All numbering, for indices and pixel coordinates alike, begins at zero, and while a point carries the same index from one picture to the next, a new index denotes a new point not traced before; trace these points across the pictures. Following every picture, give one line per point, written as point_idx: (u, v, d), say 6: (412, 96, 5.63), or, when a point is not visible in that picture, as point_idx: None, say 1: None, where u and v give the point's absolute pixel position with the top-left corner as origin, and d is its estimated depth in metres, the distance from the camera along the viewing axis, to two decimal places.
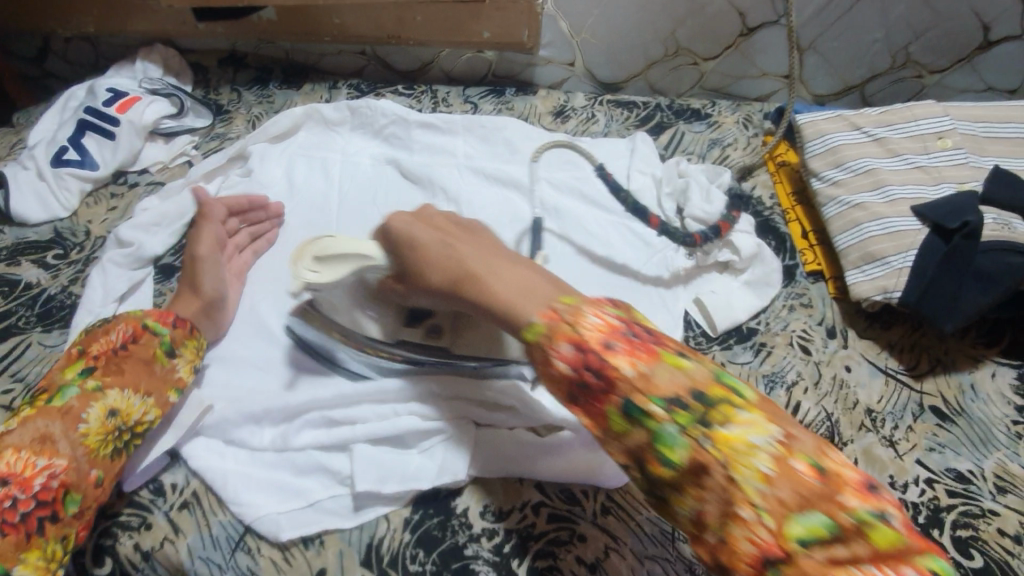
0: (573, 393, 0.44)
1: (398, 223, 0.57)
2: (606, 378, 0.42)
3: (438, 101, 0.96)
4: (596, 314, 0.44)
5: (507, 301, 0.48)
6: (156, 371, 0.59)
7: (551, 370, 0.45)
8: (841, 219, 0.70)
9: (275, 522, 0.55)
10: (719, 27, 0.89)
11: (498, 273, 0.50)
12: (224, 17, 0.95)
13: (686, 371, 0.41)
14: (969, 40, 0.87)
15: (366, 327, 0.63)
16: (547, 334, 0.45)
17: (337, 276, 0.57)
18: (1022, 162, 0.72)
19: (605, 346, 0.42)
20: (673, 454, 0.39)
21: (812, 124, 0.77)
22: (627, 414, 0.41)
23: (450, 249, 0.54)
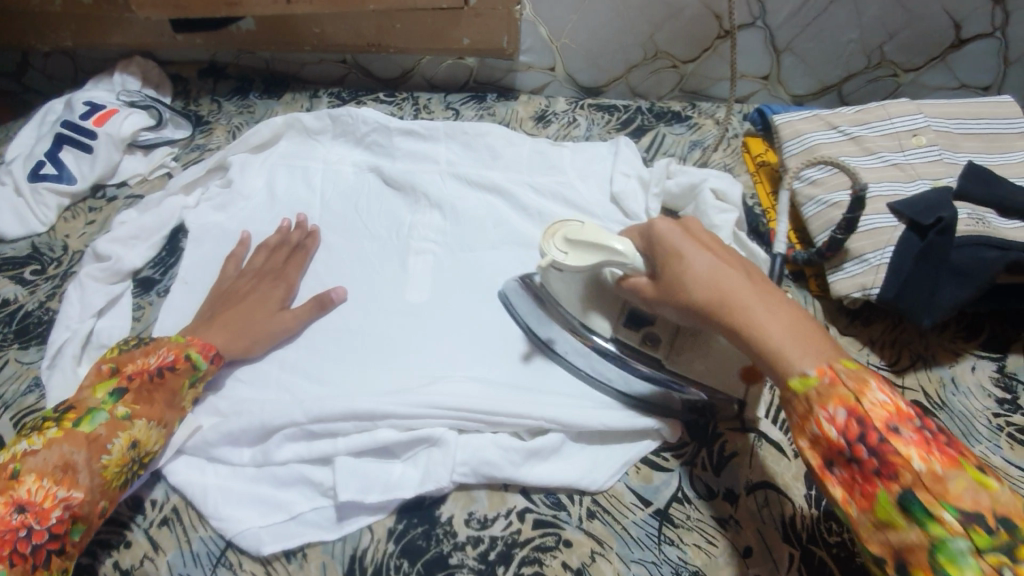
0: (830, 461, 0.42)
1: (662, 228, 0.53)
2: (885, 460, 0.39)
3: (419, 108, 0.96)
4: (883, 392, 0.41)
5: (777, 342, 0.45)
6: (177, 404, 0.58)
7: (810, 429, 0.43)
8: (819, 218, 0.71)
9: (257, 536, 0.54)
10: (696, 30, 0.90)
11: (772, 303, 0.47)
12: (202, 29, 0.95)
13: (993, 493, 0.37)
14: (942, 38, 0.88)
15: (595, 323, 0.61)
16: (819, 393, 0.42)
17: (585, 263, 0.55)
18: (994, 158, 0.74)
19: (891, 430, 0.40)
20: (954, 566, 0.35)
21: (789, 124, 0.77)
22: (903, 506, 0.38)
23: (724, 270, 0.50)
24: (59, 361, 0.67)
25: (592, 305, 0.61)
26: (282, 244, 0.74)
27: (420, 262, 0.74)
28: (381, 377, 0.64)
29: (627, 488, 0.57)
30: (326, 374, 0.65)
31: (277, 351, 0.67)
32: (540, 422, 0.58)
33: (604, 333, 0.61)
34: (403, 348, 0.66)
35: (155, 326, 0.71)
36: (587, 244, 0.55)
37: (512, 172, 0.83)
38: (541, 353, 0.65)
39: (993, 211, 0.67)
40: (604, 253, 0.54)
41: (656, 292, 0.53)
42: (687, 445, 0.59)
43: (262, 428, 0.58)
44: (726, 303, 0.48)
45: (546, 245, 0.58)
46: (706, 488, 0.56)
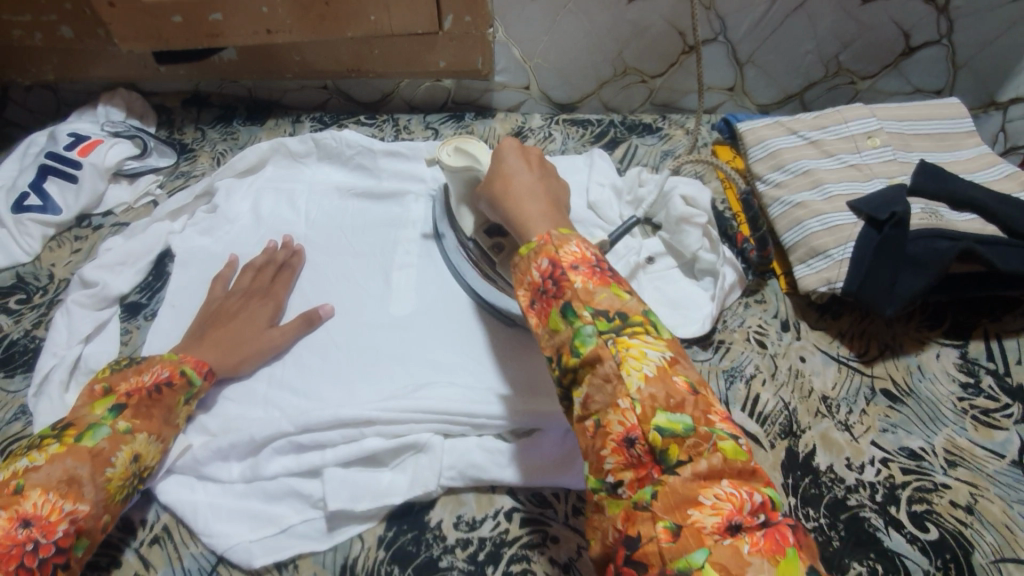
0: (531, 299, 0.50)
1: (505, 146, 0.62)
2: (559, 286, 0.48)
3: (400, 129, 1.00)
4: (578, 245, 0.50)
5: (528, 220, 0.54)
6: (173, 419, 0.60)
7: (524, 275, 0.51)
8: (785, 218, 0.75)
9: (248, 550, 0.55)
10: (662, 46, 0.94)
11: (536, 199, 0.56)
12: (185, 60, 0.97)
13: (625, 300, 0.46)
14: (893, 46, 0.93)
15: (463, 220, 0.71)
16: (535, 249, 0.51)
17: (460, 165, 0.67)
18: (946, 156, 0.78)
19: (571, 267, 0.48)
20: (581, 346, 0.45)
21: (752, 131, 0.81)
22: (564, 314, 0.47)
23: (518, 172, 0.59)
24: (45, 388, 0.67)
25: (467, 206, 0.72)
26: (268, 264, 0.75)
27: (403, 274, 0.76)
28: (367, 389, 0.65)
29: None
30: (316, 387, 0.66)
31: (264, 366, 0.68)
32: (523, 424, 0.60)
33: (467, 233, 0.72)
34: (389, 358, 0.68)
35: (143, 348, 0.72)
36: (466, 153, 0.67)
37: None
38: (523, 356, 0.67)
39: (945, 205, 0.71)
40: (479, 162, 0.66)
41: (478, 190, 0.64)
42: None
43: (252, 442, 0.59)
44: (506, 190, 0.58)
45: (438, 148, 0.69)
46: None
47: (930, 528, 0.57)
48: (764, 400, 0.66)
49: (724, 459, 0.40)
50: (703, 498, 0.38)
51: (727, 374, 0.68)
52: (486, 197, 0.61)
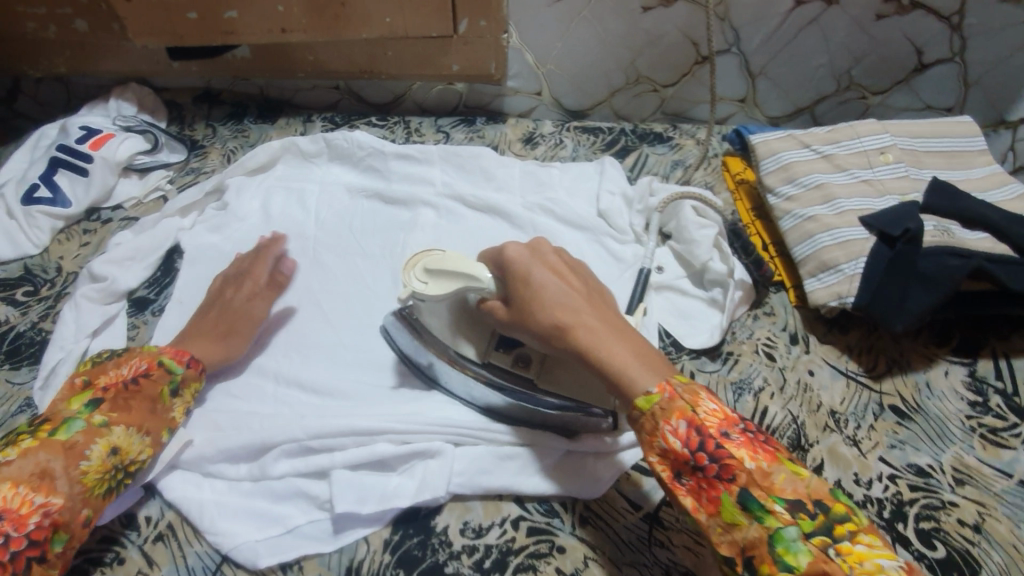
0: (678, 473, 0.45)
1: (519, 259, 0.55)
2: (724, 465, 0.43)
3: (411, 131, 1.00)
4: (713, 400, 0.46)
5: (621, 366, 0.49)
6: (159, 411, 0.58)
7: (657, 444, 0.46)
8: (796, 231, 0.75)
9: (253, 550, 0.54)
10: (675, 56, 0.94)
11: (607, 331, 0.51)
12: (198, 57, 0.97)
13: (806, 480, 0.43)
14: (904, 63, 0.94)
15: (462, 347, 0.62)
16: (663, 407, 0.46)
17: (444, 290, 0.57)
18: (957, 174, 0.78)
19: (723, 435, 0.44)
20: (791, 557, 0.39)
21: (765, 143, 0.81)
22: (745, 505, 0.42)
23: (565, 295, 0.53)
24: (51, 381, 0.67)
25: (463, 332, 0.62)
26: (258, 253, 0.75)
27: None
28: (375, 391, 0.65)
29: (619, 493, 0.58)
30: (323, 387, 0.66)
31: (272, 365, 0.68)
32: (531, 430, 0.60)
33: (473, 359, 0.62)
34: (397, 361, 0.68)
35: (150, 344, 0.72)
36: (449, 271, 0.57)
37: (504, 192, 0.86)
38: None
39: (956, 223, 0.71)
40: (467, 279, 0.56)
41: (512, 322, 0.56)
42: None
43: (260, 442, 0.59)
44: (569, 324, 0.52)
45: (408, 277, 0.59)
46: None
47: (937, 546, 0.57)
48: (772, 413, 0.66)
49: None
50: None
51: (735, 386, 0.68)
52: (531, 330, 0.54)
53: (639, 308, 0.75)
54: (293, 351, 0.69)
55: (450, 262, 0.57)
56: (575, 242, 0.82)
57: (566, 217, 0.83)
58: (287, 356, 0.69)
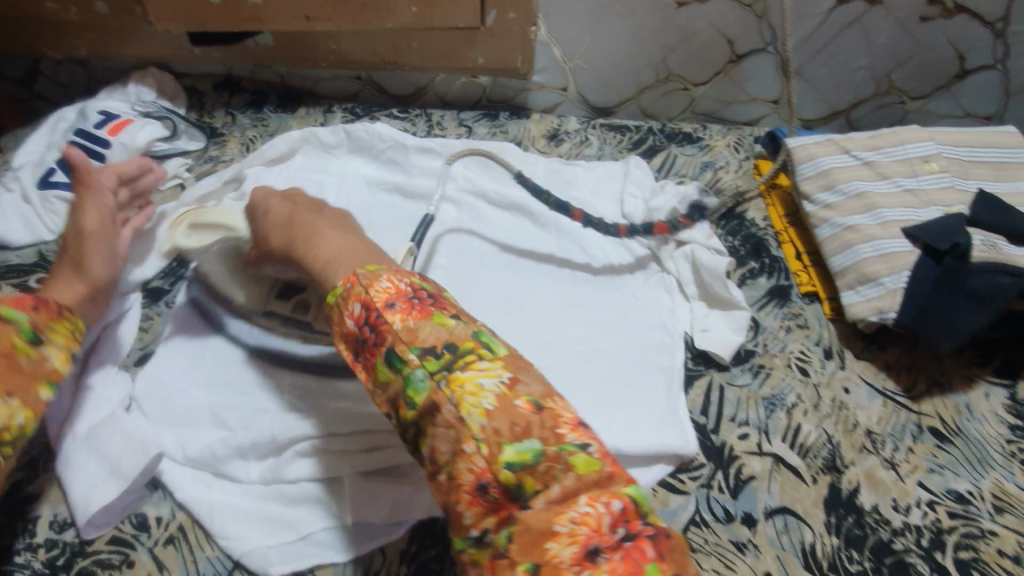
0: (355, 353, 0.45)
1: (257, 201, 0.67)
2: (378, 331, 0.43)
3: (433, 125, 0.97)
4: (390, 279, 0.46)
5: (327, 262, 0.53)
6: (20, 364, 0.52)
7: (343, 330, 0.46)
8: (835, 241, 0.71)
9: (265, 557, 0.52)
10: (709, 54, 0.91)
11: (337, 239, 0.55)
12: (219, 43, 0.95)
13: (450, 327, 0.43)
14: (948, 68, 0.90)
15: (235, 293, 0.70)
16: (343, 296, 0.46)
17: (202, 242, 0.69)
18: (1004, 186, 0.74)
19: (386, 306, 0.44)
20: (415, 395, 0.41)
21: (802, 148, 0.78)
22: (389, 362, 0.42)
23: (298, 221, 0.60)
24: None
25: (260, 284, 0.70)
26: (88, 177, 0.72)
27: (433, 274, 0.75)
28: None
29: None
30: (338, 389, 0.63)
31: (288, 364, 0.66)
32: None
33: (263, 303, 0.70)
34: None
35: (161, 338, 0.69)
36: (205, 228, 0.70)
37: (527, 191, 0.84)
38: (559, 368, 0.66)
39: (1005, 238, 0.67)
40: (222, 229, 0.69)
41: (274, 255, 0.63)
42: (704, 468, 0.60)
43: (273, 443, 0.58)
44: (303, 243, 0.58)
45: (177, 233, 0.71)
46: (724, 511, 0.57)
47: None
48: (806, 431, 0.63)
49: (576, 477, 0.37)
50: (558, 526, 0.35)
51: (768, 401, 0.65)
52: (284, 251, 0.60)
53: (664, 316, 0.74)
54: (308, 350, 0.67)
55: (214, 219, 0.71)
56: (598, 243, 0.80)
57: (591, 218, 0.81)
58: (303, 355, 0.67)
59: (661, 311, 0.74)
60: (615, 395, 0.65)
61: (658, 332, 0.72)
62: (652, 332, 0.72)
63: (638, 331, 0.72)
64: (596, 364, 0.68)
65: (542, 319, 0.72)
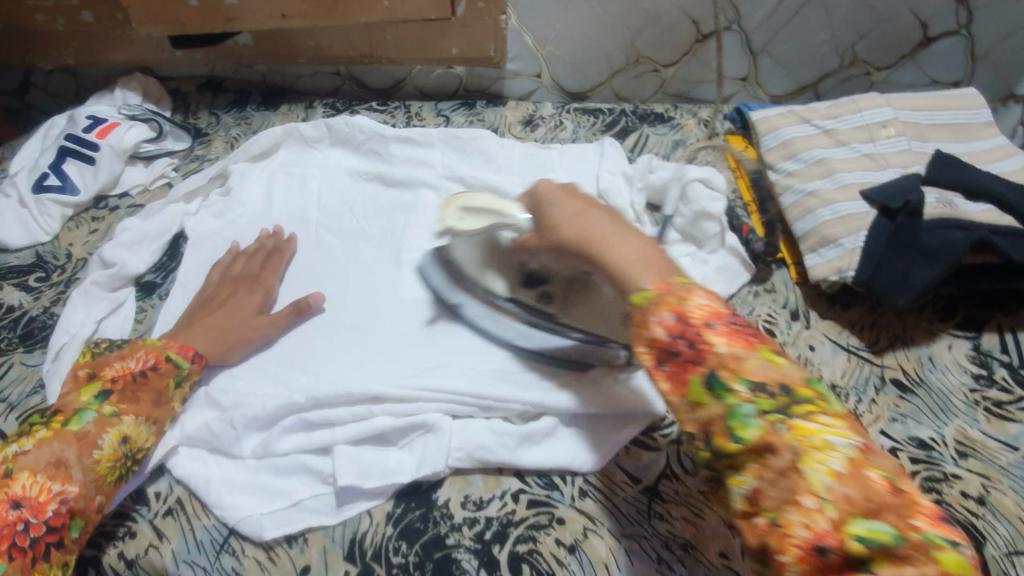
0: (657, 360, 0.44)
1: (545, 189, 0.57)
2: (697, 349, 0.42)
3: (411, 115, 1.00)
4: (705, 295, 0.44)
5: (624, 263, 0.48)
6: (164, 403, 0.60)
7: (642, 334, 0.44)
8: (797, 207, 0.74)
9: (258, 523, 0.55)
10: (675, 35, 0.94)
11: (628, 237, 0.50)
12: (201, 45, 0.98)
13: (780, 367, 0.41)
14: (909, 37, 0.92)
15: (492, 284, 0.66)
16: (654, 300, 0.44)
17: (477, 226, 0.62)
18: (962, 146, 0.77)
19: (706, 324, 0.42)
20: (742, 429, 0.39)
21: (765, 120, 0.81)
22: (710, 386, 0.41)
23: (581, 211, 0.53)
24: (60, 360, 0.68)
25: (492, 266, 0.66)
26: (258, 251, 0.77)
27: (414, 256, 0.77)
28: (378, 368, 0.66)
29: (618, 467, 0.59)
30: (324, 369, 0.66)
31: (275, 348, 0.69)
32: (532, 407, 0.61)
33: (500, 294, 0.66)
34: (401, 340, 0.69)
35: (155, 328, 0.73)
36: (482, 210, 0.63)
37: (504, 174, 0.86)
38: None
39: (960, 195, 0.70)
40: (496, 215, 0.61)
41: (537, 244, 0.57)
42: (675, 425, 0.62)
43: (264, 418, 0.60)
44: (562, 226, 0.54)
45: (442, 214, 0.65)
46: (693, 464, 0.59)
47: None
48: None
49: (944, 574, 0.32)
50: None
51: None
52: (552, 246, 0.55)
53: None
54: (295, 334, 0.70)
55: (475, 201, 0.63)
56: None
57: None
58: (289, 338, 0.70)
59: None
60: None
61: None
62: None
63: None
64: None
65: None
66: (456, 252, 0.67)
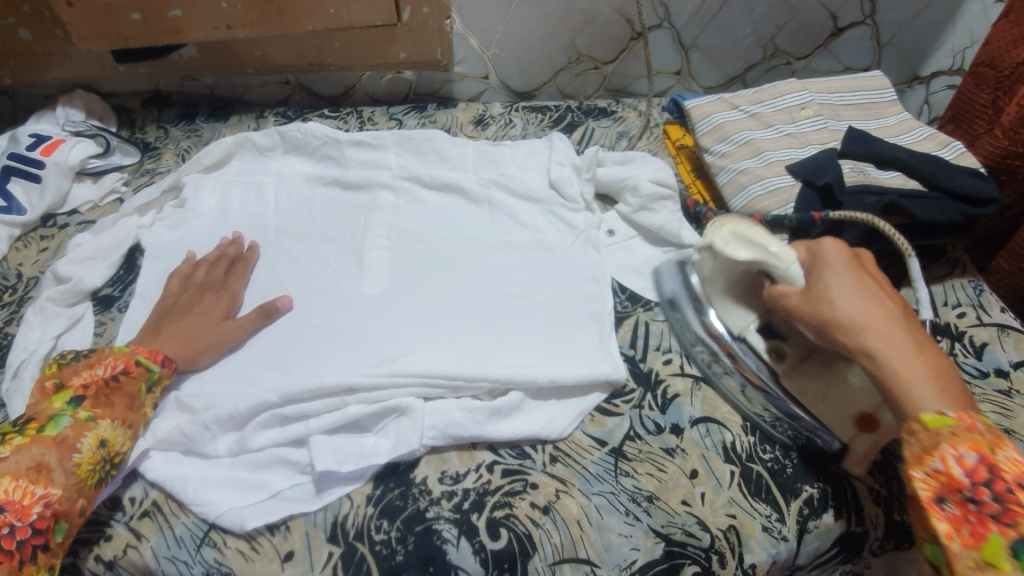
0: (942, 495, 0.47)
1: (833, 254, 0.58)
2: (1008, 509, 0.45)
3: (364, 120, 1.02)
4: (1014, 452, 0.48)
5: (913, 378, 0.50)
6: (138, 405, 0.61)
7: (930, 462, 0.48)
8: (731, 185, 0.81)
9: (239, 515, 0.57)
10: (612, 33, 0.99)
11: (916, 354, 0.52)
12: (145, 59, 0.97)
13: None
14: (821, 28, 1.01)
15: (734, 321, 0.65)
16: (955, 431, 0.47)
17: (738, 258, 0.60)
18: (871, 123, 0.85)
19: (1017, 487, 0.46)
20: None
21: (698, 108, 0.88)
22: (1016, 552, 0.43)
23: (870, 304, 0.54)
24: (20, 378, 0.68)
25: (732, 303, 0.65)
26: (220, 259, 0.77)
27: (376, 254, 0.79)
28: (348, 361, 0.68)
29: (584, 433, 0.63)
30: (293, 366, 0.68)
31: (243, 351, 0.69)
32: (500, 383, 0.63)
33: (733, 332, 0.65)
34: (369, 333, 0.71)
35: (116, 340, 0.73)
36: (753, 243, 0.60)
37: (459, 171, 0.89)
38: (500, 322, 0.72)
39: (872, 164, 0.78)
40: (764, 254, 0.59)
41: (800, 304, 0.57)
42: (634, 392, 0.67)
43: (237, 416, 0.61)
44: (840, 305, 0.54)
45: (711, 233, 0.62)
46: (654, 425, 0.64)
47: None
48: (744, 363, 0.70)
49: None
50: None
51: None
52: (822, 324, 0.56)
53: (593, 268, 0.78)
54: (262, 335, 0.70)
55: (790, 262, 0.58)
56: (528, 211, 0.83)
57: (522, 190, 0.84)
58: (256, 338, 0.70)
59: (587, 263, 0.78)
60: (552, 339, 0.70)
61: (587, 283, 0.76)
62: (583, 284, 0.76)
63: (570, 285, 0.75)
64: (532, 317, 0.72)
65: (481, 284, 0.76)
66: (706, 274, 0.66)
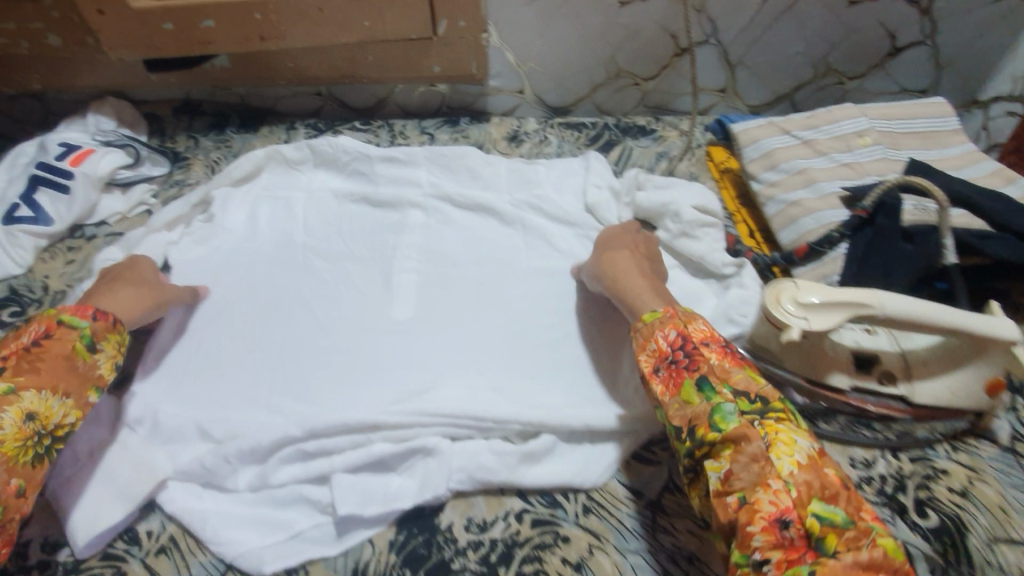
0: (656, 366, 0.55)
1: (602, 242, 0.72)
2: (692, 357, 0.53)
3: (395, 134, 1.00)
4: (702, 324, 0.57)
5: (640, 299, 0.62)
6: (77, 367, 0.57)
7: (649, 345, 0.57)
8: (781, 217, 0.76)
9: (258, 556, 0.54)
10: (654, 49, 0.95)
11: (642, 279, 0.64)
12: (178, 68, 0.96)
13: (760, 384, 0.52)
14: (878, 47, 0.95)
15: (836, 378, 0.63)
16: (661, 319, 0.57)
17: (833, 322, 0.57)
18: (932, 153, 0.79)
19: (701, 343, 0.54)
20: (724, 423, 0.49)
21: (745, 132, 0.83)
22: (699, 387, 0.51)
23: (614, 254, 0.69)
24: None
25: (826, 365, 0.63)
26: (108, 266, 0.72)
27: (404, 277, 0.77)
28: (371, 391, 0.65)
29: (620, 483, 0.60)
30: (317, 393, 0.66)
31: (268, 378, 0.67)
32: (531, 426, 0.61)
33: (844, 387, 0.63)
34: (396, 362, 0.68)
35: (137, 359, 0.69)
36: (835, 302, 0.56)
37: (491, 190, 0.86)
38: (529, 356, 0.68)
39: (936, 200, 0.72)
40: (856, 306, 0.56)
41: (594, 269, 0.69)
42: None
43: (259, 448, 0.59)
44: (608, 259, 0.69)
45: (776, 313, 0.58)
46: None
47: (929, 513, 0.55)
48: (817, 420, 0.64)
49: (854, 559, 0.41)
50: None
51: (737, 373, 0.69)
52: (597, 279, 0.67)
53: None
54: (290, 359, 0.69)
55: (892, 304, 0.55)
56: (563, 237, 0.80)
57: (557, 214, 0.81)
58: (282, 364, 0.68)
59: None
60: (586, 377, 0.67)
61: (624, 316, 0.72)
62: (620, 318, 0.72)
63: (608, 317, 0.72)
64: (565, 350, 0.69)
65: (513, 312, 0.72)
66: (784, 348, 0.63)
